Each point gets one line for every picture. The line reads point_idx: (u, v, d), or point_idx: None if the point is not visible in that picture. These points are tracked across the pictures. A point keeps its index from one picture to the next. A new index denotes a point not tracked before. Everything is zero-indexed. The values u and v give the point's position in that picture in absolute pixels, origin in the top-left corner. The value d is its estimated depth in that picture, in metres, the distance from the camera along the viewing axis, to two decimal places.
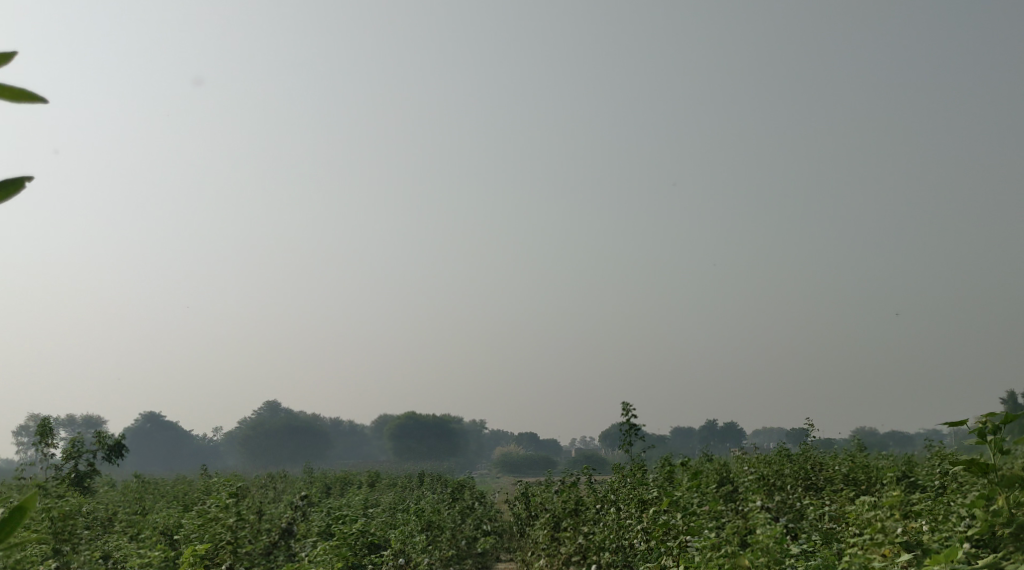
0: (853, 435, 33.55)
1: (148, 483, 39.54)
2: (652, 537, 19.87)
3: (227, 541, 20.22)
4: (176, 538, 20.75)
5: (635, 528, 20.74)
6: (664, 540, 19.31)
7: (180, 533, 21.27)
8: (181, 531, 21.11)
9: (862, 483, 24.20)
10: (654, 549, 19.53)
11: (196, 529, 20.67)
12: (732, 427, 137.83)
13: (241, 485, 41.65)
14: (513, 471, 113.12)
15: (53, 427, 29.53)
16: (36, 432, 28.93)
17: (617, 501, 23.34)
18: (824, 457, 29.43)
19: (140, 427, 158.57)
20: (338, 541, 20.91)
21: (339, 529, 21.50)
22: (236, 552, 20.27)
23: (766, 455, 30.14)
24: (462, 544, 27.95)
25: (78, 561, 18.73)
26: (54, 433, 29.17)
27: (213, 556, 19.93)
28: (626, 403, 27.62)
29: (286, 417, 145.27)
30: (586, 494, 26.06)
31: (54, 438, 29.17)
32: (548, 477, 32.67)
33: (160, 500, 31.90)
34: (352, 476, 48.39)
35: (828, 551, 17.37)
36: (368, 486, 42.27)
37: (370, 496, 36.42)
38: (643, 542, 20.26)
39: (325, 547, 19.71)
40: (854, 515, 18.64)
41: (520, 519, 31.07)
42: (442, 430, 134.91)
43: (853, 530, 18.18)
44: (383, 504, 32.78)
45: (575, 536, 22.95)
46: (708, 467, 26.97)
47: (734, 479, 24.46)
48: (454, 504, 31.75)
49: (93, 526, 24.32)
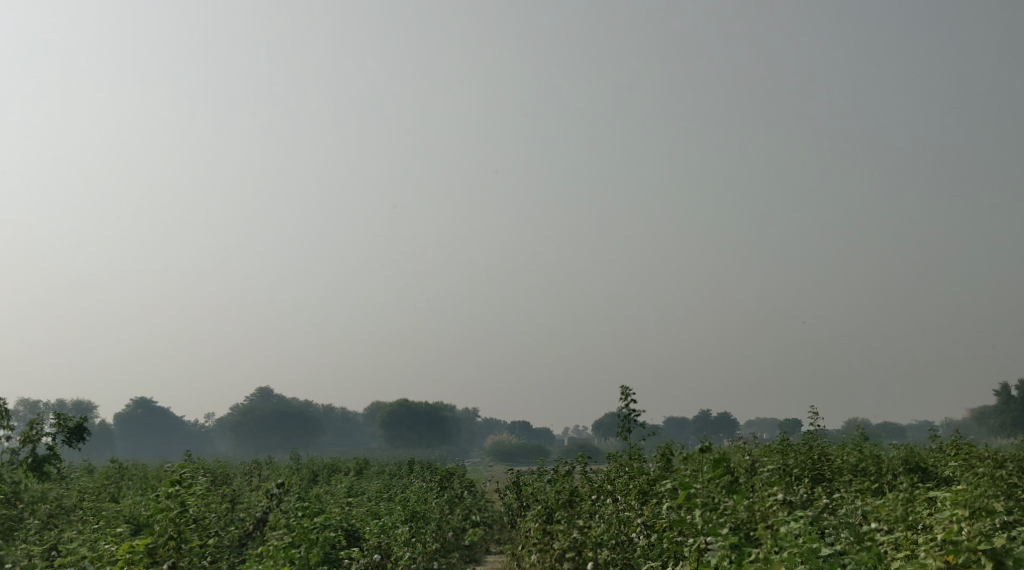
0: (856, 425, 32.18)
1: (124, 469, 38.09)
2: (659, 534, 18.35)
3: (173, 535, 18.62)
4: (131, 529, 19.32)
5: (638, 523, 19.22)
6: (674, 537, 17.78)
7: (139, 523, 19.93)
8: (140, 520, 19.66)
9: (872, 472, 22.75)
10: (660, 545, 18.05)
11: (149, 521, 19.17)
12: (725, 418, 136.82)
13: (223, 473, 40.06)
14: (507, 460, 111.51)
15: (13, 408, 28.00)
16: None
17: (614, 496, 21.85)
18: (827, 447, 28.08)
19: (131, 413, 156.54)
20: (305, 533, 19.40)
21: (304, 521, 19.95)
22: (185, 548, 18.73)
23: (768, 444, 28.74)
24: (448, 536, 26.48)
25: (17, 554, 17.21)
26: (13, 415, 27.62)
27: (155, 554, 18.35)
28: (624, 388, 26.12)
29: (277, 404, 143.92)
30: (580, 484, 24.62)
31: (13, 420, 27.63)
32: (540, 465, 31.27)
33: (133, 487, 30.44)
34: (339, 463, 46.80)
35: (866, 552, 15.98)
36: (356, 474, 40.71)
37: (355, 483, 34.95)
38: (647, 538, 18.78)
39: (282, 544, 18.17)
40: (885, 511, 17.32)
41: (512, 509, 29.57)
42: (434, 418, 133.34)
43: (886, 527, 16.87)
44: (368, 493, 31.27)
45: (570, 529, 21.49)
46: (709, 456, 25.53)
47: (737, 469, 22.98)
48: (441, 493, 30.27)
49: (50, 516, 22.73)
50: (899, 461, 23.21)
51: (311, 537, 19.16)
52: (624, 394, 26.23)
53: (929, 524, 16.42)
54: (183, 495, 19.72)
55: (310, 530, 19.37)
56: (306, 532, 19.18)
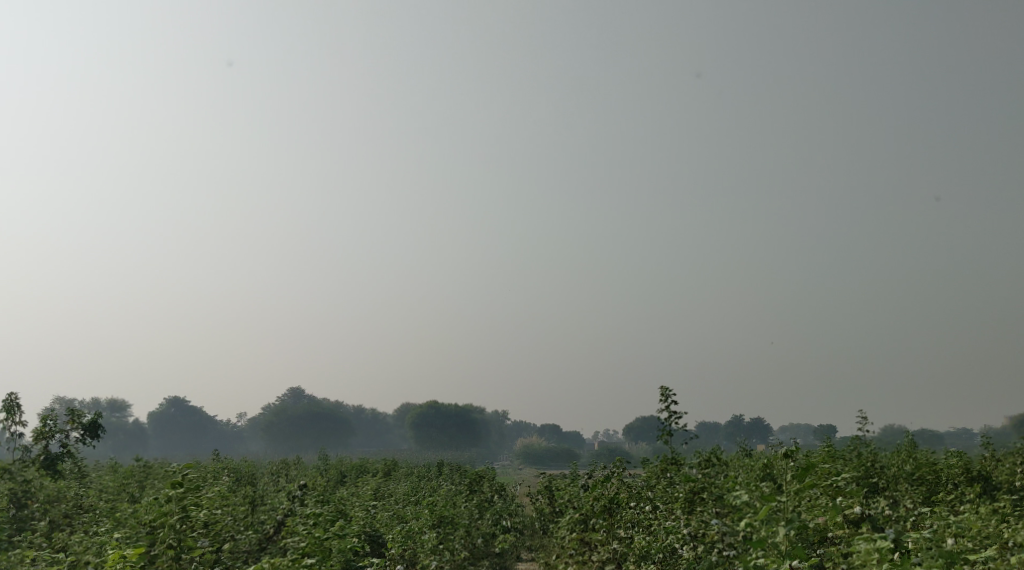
0: (903, 431, 30.71)
1: (150, 467, 37.40)
2: (717, 550, 17.30)
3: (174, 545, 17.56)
4: (130, 535, 18.37)
5: (687, 535, 18.20)
6: (733, 558, 16.72)
7: (136, 528, 18.90)
8: (139, 525, 18.69)
9: (930, 480, 21.48)
10: (717, 561, 16.99)
11: (152, 526, 18.18)
12: (758, 421, 134.98)
13: (247, 472, 39.13)
14: (538, 463, 110.25)
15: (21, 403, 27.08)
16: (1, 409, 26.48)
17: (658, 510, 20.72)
18: (876, 453, 26.69)
19: (165, 413, 157.06)
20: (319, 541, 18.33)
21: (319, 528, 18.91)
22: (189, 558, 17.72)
23: (813, 449, 27.39)
24: (478, 543, 25.38)
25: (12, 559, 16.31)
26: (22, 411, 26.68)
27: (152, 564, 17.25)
28: (665, 389, 24.81)
29: (308, 404, 143.60)
30: (617, 491, 23.43)
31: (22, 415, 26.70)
32: (574, 469, 30.07)
33: (153, 485, 29.58)
34: (367, 464, 45.80)
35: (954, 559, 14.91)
36: (383, 476, 39.69)
37: (382, 485, 33.90)
38: (699, 550, 17.78)
39: (290, 556, 17.08)
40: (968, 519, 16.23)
41: (545, 515, 28.40)
42: (464, 420, 132.37)
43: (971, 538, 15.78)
44: (397, 496, 30.18)
45: (610, 540, 20.45)
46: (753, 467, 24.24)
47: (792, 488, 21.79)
48: (471, 496, 29.12)
49: (64, 516, 21.89)
50: (957, 468, 21.92)
51: (325, 548, 18.08)
52: (664, 395, 24.94)
53: (1018, 541, 15.26)
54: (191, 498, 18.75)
55: (324, 537, 18.30)
56: (317, 541, 18.06)
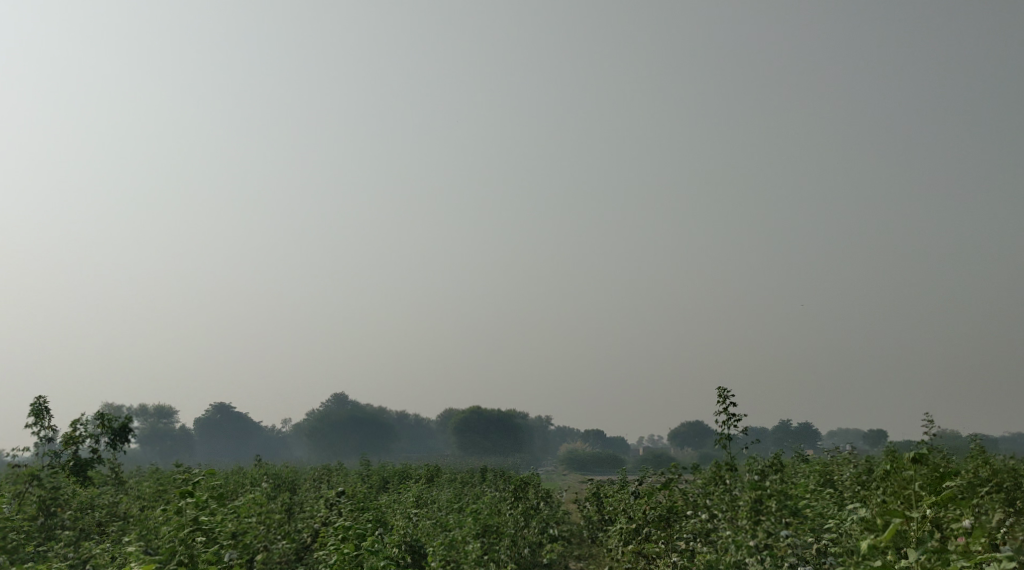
0: (971, 439, 29.19)
1: (189, 472, 36.78)
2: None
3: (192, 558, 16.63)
4: (154, 547, 17.55)
5: (760, 545, 17.26)
6: None
7: (160, 539, 18.09)
8: (165, 535, 17.87)
9: (1006, 483, 20.40)
10: None
11: (174, 535, 17.35)
12: (805, 427, 132.47)
13: (287, 478, 38.29)
14: (581, 469, 108.96)
15: (50, 406, 26.38)
16: (30, 412, 25.80)
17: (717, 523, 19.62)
18: (944, 462, 25.27)
19: (211, 419, 157.54)
20: (346, 556, 17.41)
21: (350, 542, 17.99)
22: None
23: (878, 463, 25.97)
24: (524, 553, 24.35)
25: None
26: (51, 414, 26.00)
27: None
28: (722, 389, 23.55)
29: (352, 410, 143.37)
30: (672, 499, 22.31)
31: (51, 418, 26.01)
32: (623, 475, 28.90)
33: (189, 488, 28.81)
34: (410, 471, 44.87)
35: None
36: (426, 482, 38.63)
37: (424, 491, 32.96)
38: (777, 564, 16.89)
39: None
40: None
41: (593, 523, 27.20)
42: (508, 426, 131.37)
43: None
44: (440, 502, 29.19)
45: (668, 552, 19.49)
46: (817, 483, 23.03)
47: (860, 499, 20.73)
48: (517, 504, 28.08)
49: (95, 525, 21.07)
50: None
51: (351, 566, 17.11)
52: (722, 396, 23.68)
53: None
54: (215, 508, 17.86)
55: (351, 554, 17.35)
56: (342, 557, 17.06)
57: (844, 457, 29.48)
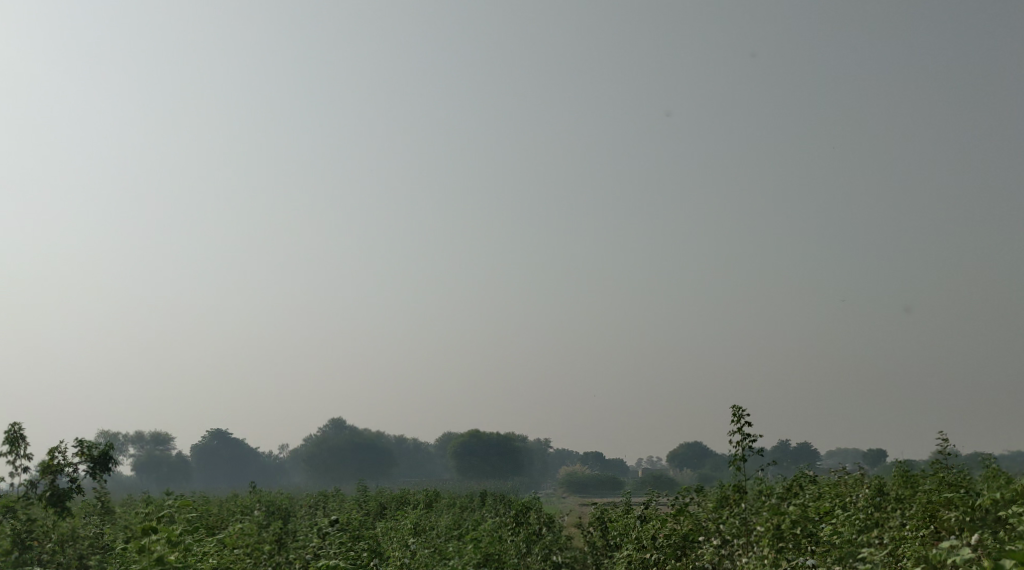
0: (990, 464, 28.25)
1: (178, 500, 35.60)
2: None
3: None
4: None
5: None
6: None
7: None
8: None
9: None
10: None
11: None
12: (806, 447, 131.28)
13: (282, 505, 37.17)
14: (581, 492, 107.69)
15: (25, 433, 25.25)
16: (5, 440, 24.72)
17: (733, 550, 19.00)
18: (965, 485, 24.31)
19: (206, 445, 155.92)
20: None
21: None
22: None
23: (895, 491, 25.01)
24: None
25: None
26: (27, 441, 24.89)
27: None
28: (736, 408, 22.53)
29: (349, 435, 141.94)
30: (680, 522, 21.42)
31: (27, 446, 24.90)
32: (627, 498, 27.85)
33: (174, 517, 27.68)
34: (408, 495, 43.67)
35: None
36: (425, 507, 37.53)
37: (421, 517, 31.89)
38: None
39: None
40: None
41: (597, 549, 26.04)
42: (507, 449, 130.05)
43: None
44: (437, 529, 28.10)
45: None
46: (831, 509, 22.26)
47: (880, 527, 20.20)
48: (518, 529, 27.01)
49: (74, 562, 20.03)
50: None
51: None
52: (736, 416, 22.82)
53: None
54: None
55: None
56: None
57: (855, 477, 28.50)
